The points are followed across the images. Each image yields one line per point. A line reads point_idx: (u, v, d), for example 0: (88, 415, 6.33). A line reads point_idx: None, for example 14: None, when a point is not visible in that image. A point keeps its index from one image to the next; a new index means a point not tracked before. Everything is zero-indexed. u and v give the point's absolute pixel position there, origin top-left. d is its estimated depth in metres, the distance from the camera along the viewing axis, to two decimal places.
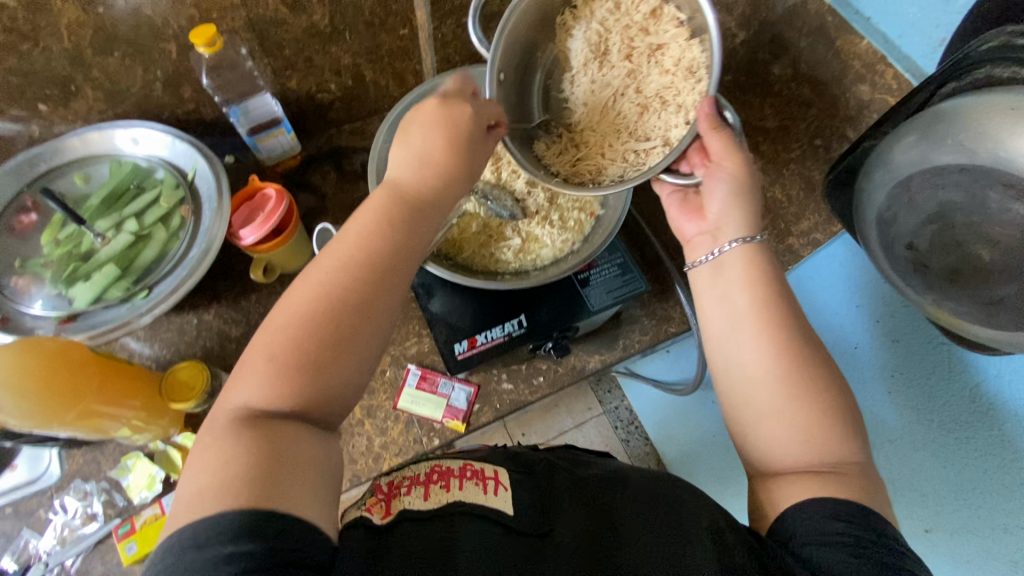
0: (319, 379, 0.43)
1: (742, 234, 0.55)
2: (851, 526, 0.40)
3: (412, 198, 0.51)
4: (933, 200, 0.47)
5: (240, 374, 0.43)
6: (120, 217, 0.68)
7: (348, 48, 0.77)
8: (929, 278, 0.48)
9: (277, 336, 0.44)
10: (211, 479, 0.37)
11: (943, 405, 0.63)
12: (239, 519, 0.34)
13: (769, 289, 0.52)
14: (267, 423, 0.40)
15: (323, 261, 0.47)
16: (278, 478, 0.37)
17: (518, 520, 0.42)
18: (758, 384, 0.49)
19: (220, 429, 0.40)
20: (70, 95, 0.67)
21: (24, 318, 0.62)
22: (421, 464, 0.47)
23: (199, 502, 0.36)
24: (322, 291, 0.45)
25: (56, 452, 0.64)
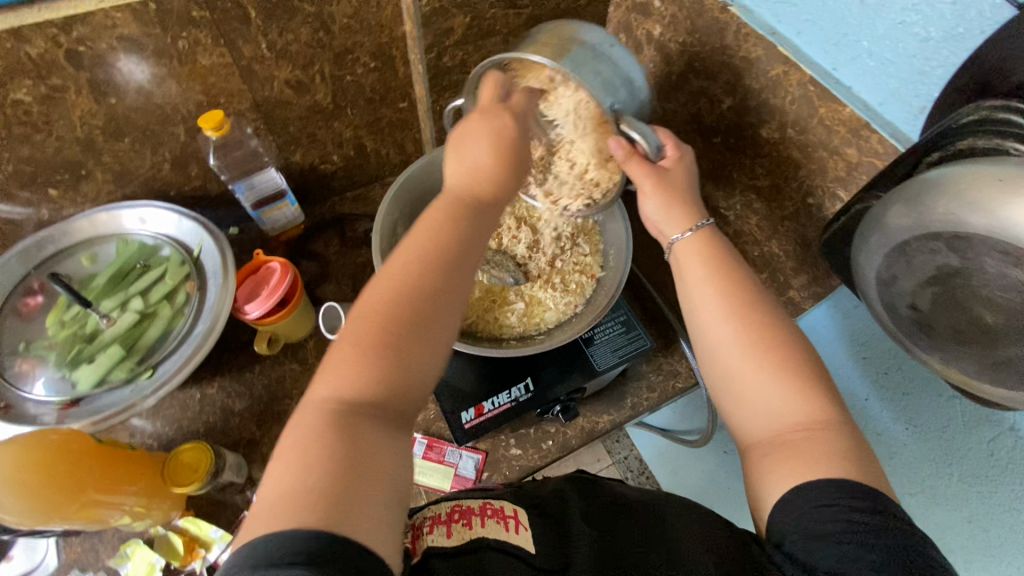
0: (400, 370, 0.41)
1: (686, 226, 0.54)
2: (847, 511, 0.37)
3: (470, 197, 0.49)
4: (930, 265, 0.44)
5: (325, 364, 0.41)
6: (126, 296, 0.68)
7: (349, 121, 0.80)
8: (935, 337, 0.47)
9: (358, 323, 0.42)
10: (293, 492, 0.34)
11: (960, 458, 0.61)
12: (311, 539, 0.32)
13: (731, 276, 0.50)
14: (357, 421, 0.39)
15: (398, 252, 0.46)
16: (355, 489, 0.35)
17: (535, 555, 0.40)
18: (730, 359, 0.47)
19: (310, 423, 0.38)
20: (80, 178, 0.68)
21: (27, 403, 0.61)
22: (441, 505, 0.46)
23: (281, 514, 0.33)
24: (400, 274, 0.44)
25: (53, 541, 0.62)
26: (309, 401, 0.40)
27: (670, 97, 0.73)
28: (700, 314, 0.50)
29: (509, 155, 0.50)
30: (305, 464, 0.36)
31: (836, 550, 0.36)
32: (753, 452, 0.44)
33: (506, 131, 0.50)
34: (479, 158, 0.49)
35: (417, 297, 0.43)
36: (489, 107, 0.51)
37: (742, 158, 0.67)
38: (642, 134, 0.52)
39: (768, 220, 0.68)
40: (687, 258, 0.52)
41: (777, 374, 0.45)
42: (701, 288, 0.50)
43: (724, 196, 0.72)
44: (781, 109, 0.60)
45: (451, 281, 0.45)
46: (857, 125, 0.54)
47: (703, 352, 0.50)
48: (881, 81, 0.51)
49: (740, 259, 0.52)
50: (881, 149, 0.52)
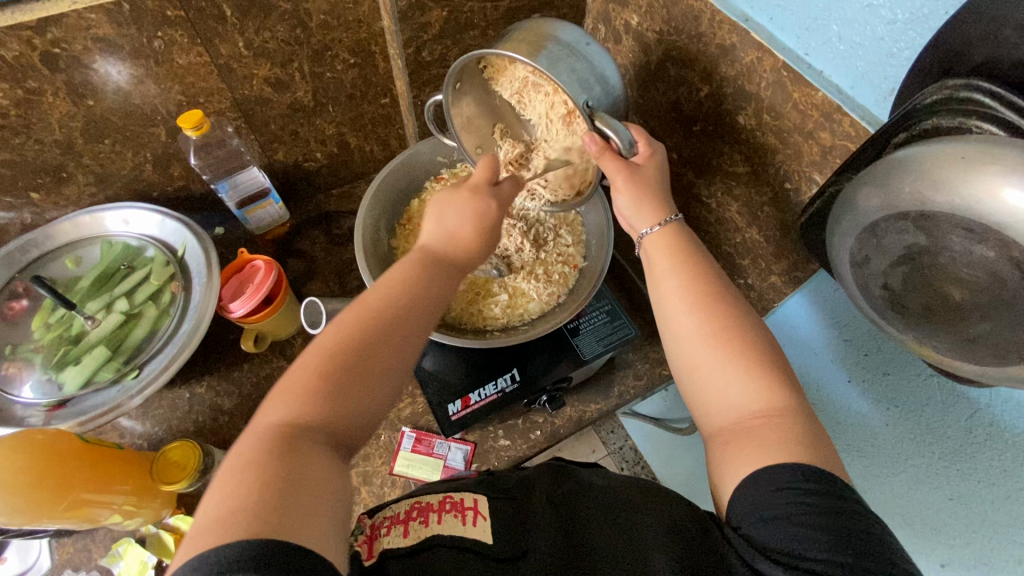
0: (351, 403, 0.41)
1: (654, 221, 0.55)
2: (799, 492, 0.37)
3: (443, 259, 0.51)
4: (898, 244, 0.44)
5: (277, 392, 0.41)
6: (111, 297, 0.69)
7: (331, 118, 0.80)
8: (908, 316, 0.47)
9: (319, 351, 0.42)
10: (237, 505, 0.33)
11: (941, 436, 0.61)
12: (260, 544, 0.31)
13: (696, 270, 0.52)
14: (303, 446, 0.37)
15: (369, 288, 0.47)
16: (301, 504, 0.34)
17: (496, 546, 0.42)
18: (693, 350, 0.48)
19: (254, 447, 0.37)
20: (62, 181, 0.69)
21: (14, 406, 0.62)
22: (400, 503, 0.47)
23: (223, 526, 0.32)
24: (363, 312, 0.44)
25: (45, 542, 0.63)
26: (255, 426, 0.38)
27: (649, 86, 0.74)
28: (666, 307, 0.51)
29: (487, 232, 0.53)
30: (248, 480, 0.34)
31: (788, 531, 0.36)
32: (716, 440, 0.46)
33: (488, 213, 0.53)
34: (458, 228, 0.52)
35: (378, 333, 0.43)
36: (482, 187, 0.54)
37: (721, 145, 0.68)
38: (616, 132, 0.50)
39: (748, 207, 0.69)
40: (656, 259, 0.53)
41: (739, 364, 0.46)
42: (667, 281, 0.52)
43: (706, 184, 0.74)
44: (756, 95, 0.60)
45: (413, 321, 0.46)
46: (829, 110, 0.54)
47: (670, 344, 0.51)
48: (852, 64, 0.52)
49: (707, 254, 0.53)
50: (854, 132, 0.53)
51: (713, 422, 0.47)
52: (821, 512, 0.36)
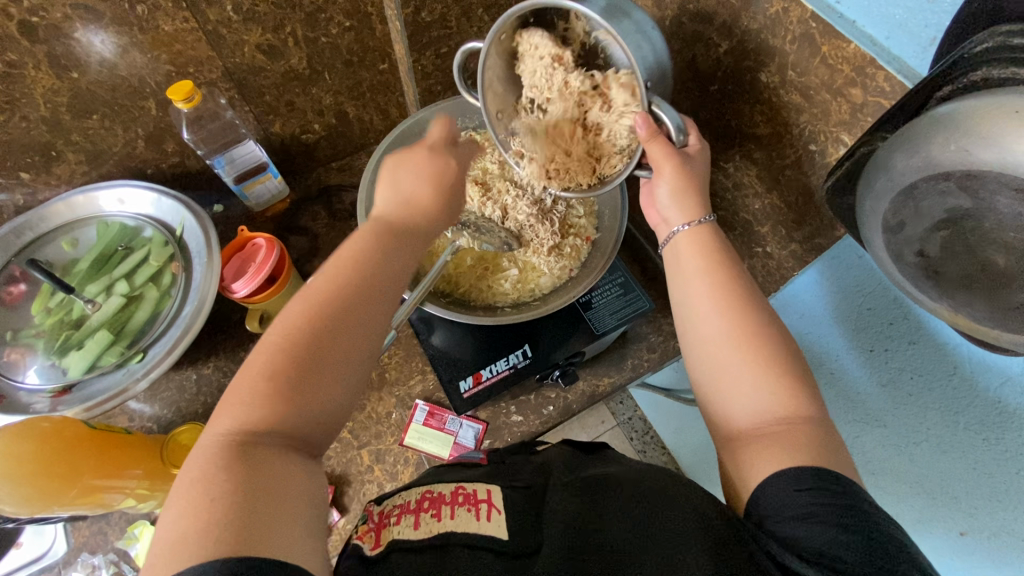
0: (307, 403, 0.39)
1: (689, 219, 0.53)
2: (822, 493, 0.37)
3: (396, 224, 0.50)
4: (939, 207, 0.41)
5: (227, 401, 0.38)
6: (110, 280, 0.67)
7: (328, 87, 0.76)
8: (944, 285, 0.44)
9: (266, 353, 0.40)
10: (194, 524, 0.32)
11: (967, 406, 0.59)
12: (213, 568, 0.30)
13: (727, 271, 0.50)
14: (260, 455, 0.36)
15: (313, 283, 0.44)
16: (263, 512, 0.34)
17: (509, 543, 0.40)
18: (721, 355, 0.47)
19: (207, 461, 0.35)
20: (52, 160, 0.66)
21: (19, 392, 0.61)
22: (412, 491, 0.47)
23: (177, 552, 0.31)
24: (310, 304, 0.42)
25: (61, 526, 0.63)
26: (206, 439, 0.37)
27: (663, 44, 0.69)
28: (693, 309, 0.50)
29: (445, 196, 0.53)
30: (205, 497, 0.33)
31: (820, 532, 0.35)
32: (741, 439, 0.43)
33: (446, 172, 0.54)
34: (413, 190, 0.52)
35: (333, 325, 0.42)
36: (439, 146, 0.55)
37: (740, 106, 0.64)
38: (669, 116, 0.47)
39: (768, 171, 0.66)
40: (683, 259, 0.52)
41: (769, 371, 0.44)
42: (697, 282, 0.50)
43: (723, 149, 0.70)
44: (780, 50, 0.56)
45: (364, 308, 0.44)
46: (862, 63, 0.50)
47: (694, 347, 0.49)
48: (888, 13, 0.48)
49: (740, 262, 0.52)
50: (888, 87, 0.49)
51: (733, 423, 0.45)
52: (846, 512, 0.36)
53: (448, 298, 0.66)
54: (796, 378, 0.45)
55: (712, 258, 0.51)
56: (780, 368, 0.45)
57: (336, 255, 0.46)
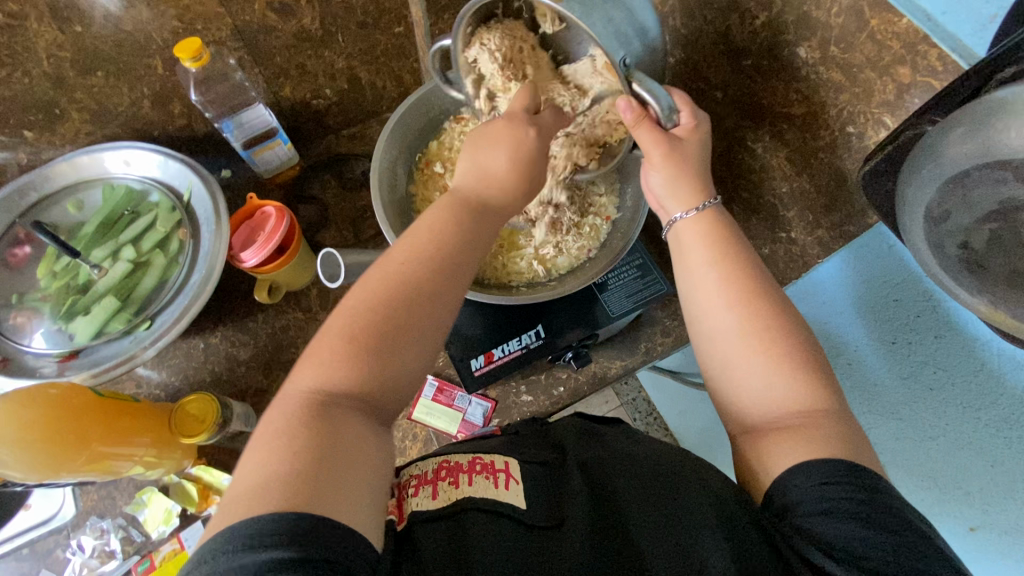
0: (388, 370, 0.39)
1: (690, 205, 0.50)
2: (852, 488, 0.36)
3: (473, 200, 0.47)
4: (993, 198, 0.40)
5: (308, 356, 0.39)
6: (117, 245, 0.65)
7: (341, 50, 0.73)
8: (986, 280, 0.42)
9: (348, 313, 0.40)
10: (270, 474, 0.32)
11: (992, 403, 0.58)
12: (290, 521, 0.29)
13: (738, 261, 0.47)
14: (335, 414, 0.36)
15: (399, 253, 0.44)
16: (339, 473, 0.33)
17: (529, 513, 0.40)
18: (729, 350, 0.45)
19: (289, 413, 0.35)
20: (56, 118, 0.64)
21: (26, 356, 0.60)
22: (428, 462, 0.46)
23: (257, 497, 0.31)
24: (394, 271, 0.42)
25: (69, 489, 0.63)
26: (289, 391, 0.37)
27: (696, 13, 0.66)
28: (700, 301, 0.47)
29: (528, 172, 0.49)
30: (282, 449, 0.33)
31: (843, 528, 0.35)
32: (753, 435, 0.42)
33: (526, 142, 0.48)
34: (496, 166, 0.47)
35: (412, 295, 0.41)
36: (518, 115, 0.49)
37: (774, 83, 0.61)
38: (654, 96, 0.45)
39: (800, 153, 0.62)
40: (688, 250, 0.49)
41: (781, 366, 0.43)
42: (702, 274, 0.48)
43: (751, 129, 0.65)
44: (824, 23, 0.53)
45: (447, 281, 0.43)
46: (914, 39, 0.48)
47: (703, 339, 0.47)
48: None
49: (751, 248, 0.49)
50: (940, 66, 0.48)
51: (748, 417, 0.43)
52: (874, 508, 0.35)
53: None
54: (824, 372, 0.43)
55: (722, 244, 0.48)
56: (807, 361, 0.43)
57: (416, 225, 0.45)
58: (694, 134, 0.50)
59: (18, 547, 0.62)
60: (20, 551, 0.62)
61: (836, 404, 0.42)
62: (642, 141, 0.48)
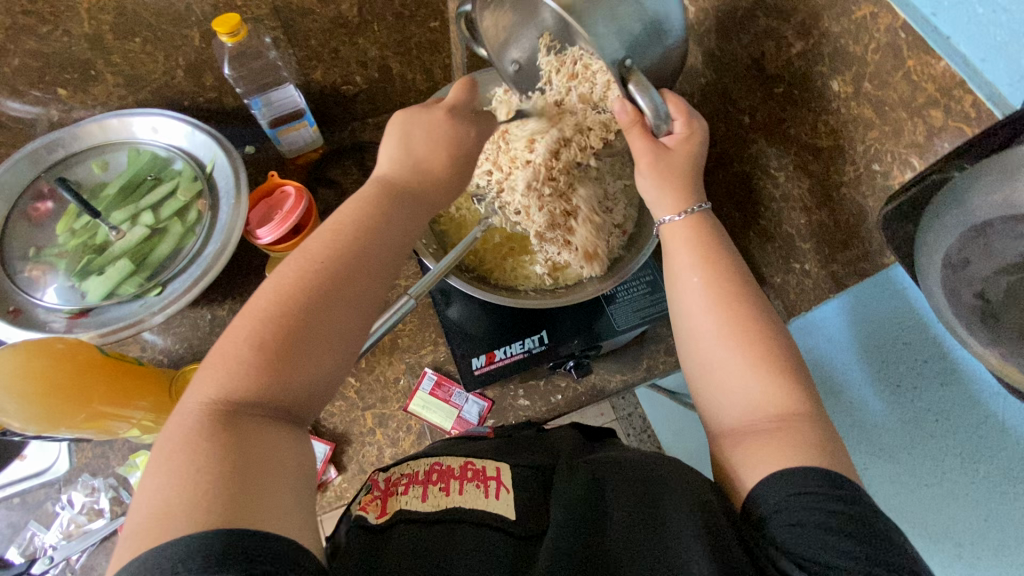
0: (291, 377, 0.38)
1: (677, 209, 0.50)
2: (826, 500, 0.35)
3: (394, 190, 0.47)
4: (1014, 250, 0.39)
5: (209, 367, 0.37)
6: (136, 209, 0.66)
7: (375, 38, 0.74)
8: (999, 331, 0.42)
9: (252, 318, 0.38)
10: (172, 499, 0.31)
11: (988, 455, 0.56)
12: (205, 540, 0.29)
13: (720, 268, 0.48)
14: (243, 424, 0.35)
15: (308, 247, 0.42)
16: (254, 479, 0.33)
17: (517, 523, 0.40)
18: (709, 352, 0.45)
19: (191, 429, 0.34)
20: (90, 79, 0.65)
21: (37, 309, 0.61)
22: (420, 462, 0.47)
23: (163, 521, 0.30)
24: (300, 268, 0.40)
25: (65, 445, 0.64)
26: (189, 404, 0.36)
27: (731, 36, 0.66)
28: (684, 305, 0.48)
29: (457, 160, 0.50)
30: (182, 469, 0.32)
31: (819, 540, 0.34)
32: (728, 440, 0.43)
33: (463, 139, 0.51)
34: (426, 154, 0.49)
35: (327, 293, 0.40)
36: (457, 108, 0.52)
37: (803, 112, 0.61)
38: (649, 102, 0.46)
39: (821, 186, 0.62)
40: (675, 251, 0.50)
41: (758, 371, 0.43)
42: (687, 277, 0.48)
43: (776, 155, 0.67)
44: (860, 58, 0.53)
45: (349, 284, 0.41)
46: (949, 83, 0.47)
47: (686, 343, 0.48)
48: (987, 32, 0.43)
49: (736, 253, 0.49)
50: (974, 114, 0.45)
51: (725, 419, 0.44)
52: (852, 522, 0.34)
53: (474, 274, 0.64)
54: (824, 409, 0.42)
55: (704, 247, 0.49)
56: (809, 395, 0.42)
57: (324, 227, 0.43)
58: (686, 143, 0.50)
59: (9, 497, 0.63)
60: (11, 500, 0.63)
61: (836, 442, 0.41)
62: (636, 144, 0.50)
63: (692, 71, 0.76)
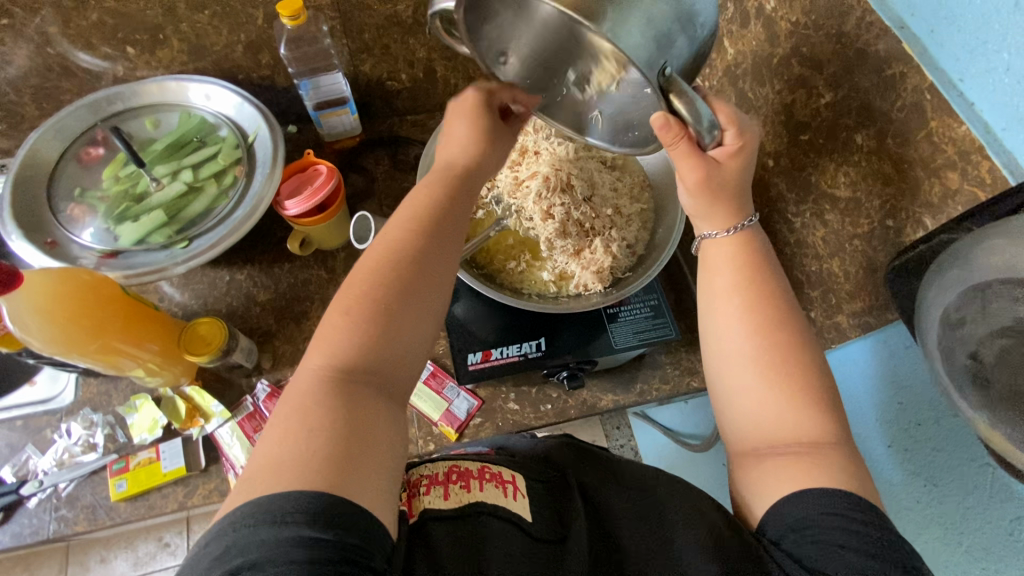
0: (392, 344, 0.42)
1: (724, 226, 0.53)
2: (850, 519, 0.39)
3: (462, 161, 0.53)
4: (1010, 313, 0.40)
5: (321, 334, 0.42)
6: (179, 166, 0.70)
7: (425, 40, 0.78)
8: (989, 397, 0.41)
9: (356, 284, 0.43)
10: (291, 455, 0.34)
11: (974, 529, 0.54)
12: (319, 498, 0.32)
13: (763, 289, 0.50)
14: (356, 390, 0.39)
15: (396, 217, 0.48)
16: (363, 452, 0.36)
17: (535, 526, 0.42)
18: (740, 372, 0.48)
19: (307, 389, 0.38)
20: (158, 42, 0.70)
21: (72, 245, 0.64)
22: (438, 462, 0.46)
23: (286, 474, 0.33)
24: (394, 239, 0.46)
25: (74, 377, 0.67)
26: (307, 364, 0.40)
27: (766, 81, 0.68)
28: (719, 324, 0.50)
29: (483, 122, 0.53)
30: (297, 432, 0.36)
31: (841, 557, 0.37)
32: (748, 459, 0.46)
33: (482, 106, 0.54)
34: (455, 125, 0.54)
35: (417, 263, 0.45)
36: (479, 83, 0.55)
37: (826, 163, 0.62)
38: (695, 118, 0.43)
39: (836, 235, 0.62)
40: (715, 274, 0.52)
41: (788, 404, 0.45)
42: (727, 299, 0.50)
43: (796, 202, 0.67)
44: (886, 115, 0.54)
45: (430, 271, 0.45)
46: (969, 148, 0.47)
47: (716, 359, 0.50)
48: (1010, 102, 0.44)
49: (778, 276, 0.51)
50: (989, 180, 0.46)
51: (749, 438, 0.47)
52: (875, 541, 0.38)
53: (481, 272, 0.65)
54: (810, 451, 0.43)
55: (747, 266, 0.52)
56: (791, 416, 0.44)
57: (405, 202, 0.50)
58: (736, 156, 0.50)
59: (13, 418, 0.66)
60: (14, 422, 0.66)
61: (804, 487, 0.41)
62: (686, 165, 0.49)
63: None
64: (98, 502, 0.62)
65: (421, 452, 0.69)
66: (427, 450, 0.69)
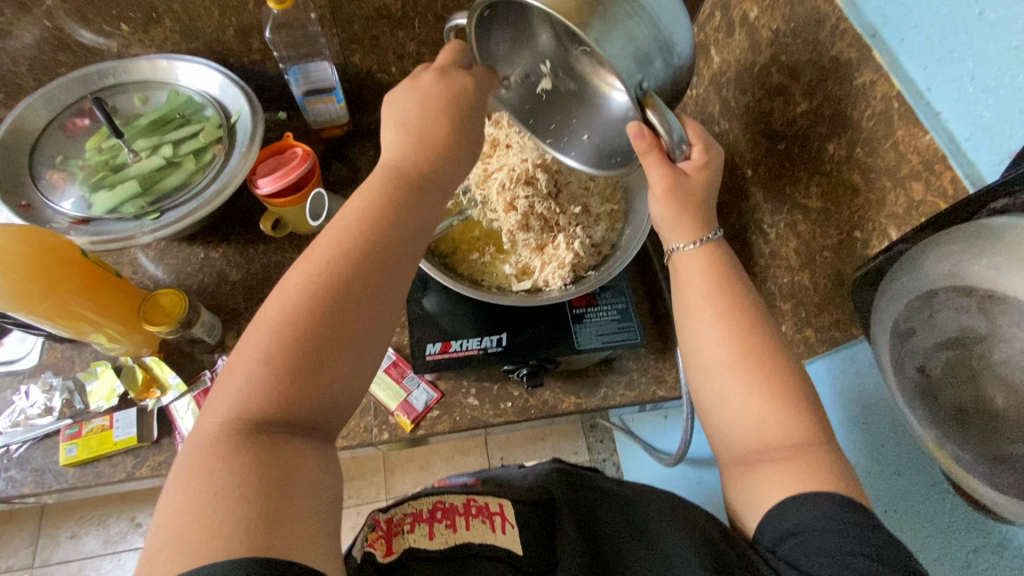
0: (314, 390, 0.38)
1: (692, 238, 0.52)
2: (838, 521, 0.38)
3: (415, 176, 0.47)
4: (954, 324, 0.38)
5: (227, 377, 0.38)
6: (160, 141, 0.71)
7: (414, 34, 0.79)
8: (936, 410, 0.40)
9: (267, 322, 0.39)
10: (201, 521, 0.32)
11: (936, 560, 0.52)
12: (242, 563, 0.30)
13: (733, 300, 0.49)
14: (270, 442, 0.36)
15: (318, 243, 0.43)
16: (287, 504, 0.34)
17: (525, 559, 0.41)
18: (718, 382, 0.46)
19: (213, 447, 0.36)
20: (151, 22, 0.71)
21: (47, 209, 0.66)
22: (422, 499, 0.45)
23: (204, 544, 0.31)
24: (314, 269, 0.41)
25: (39, 342, 0.68)
26: (214, 412, 0.37)
27: (747, 89, 0.68)
28: (696, 334, 0.49)
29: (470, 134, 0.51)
30: (205, 496, 0.33)
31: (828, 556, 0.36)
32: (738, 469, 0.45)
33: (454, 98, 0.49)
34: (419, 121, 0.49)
35: (349, 299, 0.41)
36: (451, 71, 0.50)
37: (798, 171, 0.61)
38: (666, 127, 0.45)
39: (806, 246, 0.61)
40: (689, 284, 0.51)
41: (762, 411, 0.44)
42: (700, 308, 0.49)
43: (772, 211, 0.66)
44: (855, 123, 0.53)
45: (359, 308, 0.41)
46: (932, 157, 0.46)
47: (698, 371, 0.49)
48: (976, 112, 0.43)
49: (748, 285, 0.50)
50: (952, 191, 0.45)
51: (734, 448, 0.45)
52: (864, 540, 0.36)
53: (443, 262, 0.65)
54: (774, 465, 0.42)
55: (718, 274, 0.50)
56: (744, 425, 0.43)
57: (335, 220, 0.44)
58: (704, 169, 0.51)
59: None
60: None
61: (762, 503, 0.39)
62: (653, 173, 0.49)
63: (709, 117, 0.77)
64: (47, 466, 0.62)
65: (375, 441, 0.68)
66: (381, 438, 0.68)
